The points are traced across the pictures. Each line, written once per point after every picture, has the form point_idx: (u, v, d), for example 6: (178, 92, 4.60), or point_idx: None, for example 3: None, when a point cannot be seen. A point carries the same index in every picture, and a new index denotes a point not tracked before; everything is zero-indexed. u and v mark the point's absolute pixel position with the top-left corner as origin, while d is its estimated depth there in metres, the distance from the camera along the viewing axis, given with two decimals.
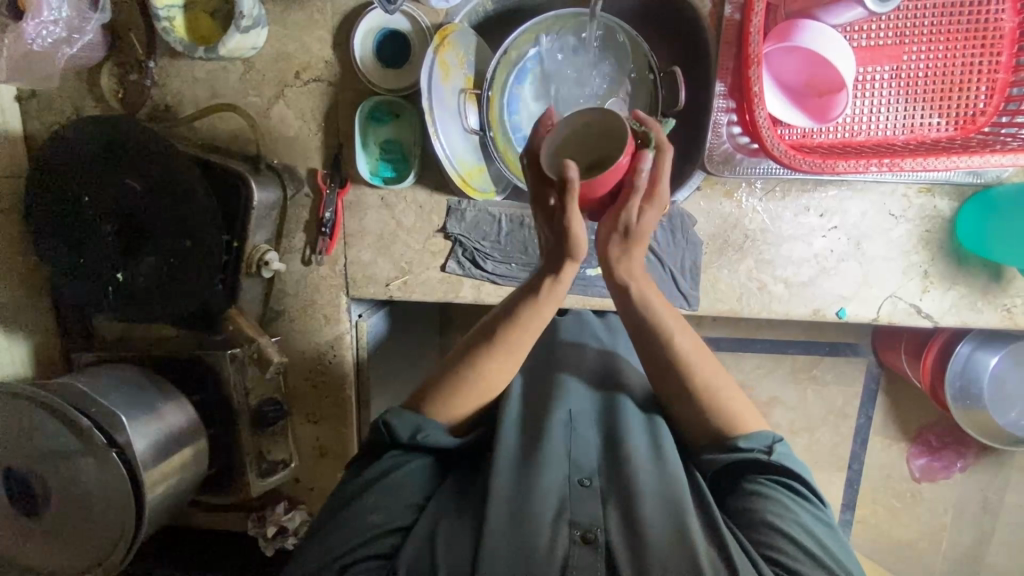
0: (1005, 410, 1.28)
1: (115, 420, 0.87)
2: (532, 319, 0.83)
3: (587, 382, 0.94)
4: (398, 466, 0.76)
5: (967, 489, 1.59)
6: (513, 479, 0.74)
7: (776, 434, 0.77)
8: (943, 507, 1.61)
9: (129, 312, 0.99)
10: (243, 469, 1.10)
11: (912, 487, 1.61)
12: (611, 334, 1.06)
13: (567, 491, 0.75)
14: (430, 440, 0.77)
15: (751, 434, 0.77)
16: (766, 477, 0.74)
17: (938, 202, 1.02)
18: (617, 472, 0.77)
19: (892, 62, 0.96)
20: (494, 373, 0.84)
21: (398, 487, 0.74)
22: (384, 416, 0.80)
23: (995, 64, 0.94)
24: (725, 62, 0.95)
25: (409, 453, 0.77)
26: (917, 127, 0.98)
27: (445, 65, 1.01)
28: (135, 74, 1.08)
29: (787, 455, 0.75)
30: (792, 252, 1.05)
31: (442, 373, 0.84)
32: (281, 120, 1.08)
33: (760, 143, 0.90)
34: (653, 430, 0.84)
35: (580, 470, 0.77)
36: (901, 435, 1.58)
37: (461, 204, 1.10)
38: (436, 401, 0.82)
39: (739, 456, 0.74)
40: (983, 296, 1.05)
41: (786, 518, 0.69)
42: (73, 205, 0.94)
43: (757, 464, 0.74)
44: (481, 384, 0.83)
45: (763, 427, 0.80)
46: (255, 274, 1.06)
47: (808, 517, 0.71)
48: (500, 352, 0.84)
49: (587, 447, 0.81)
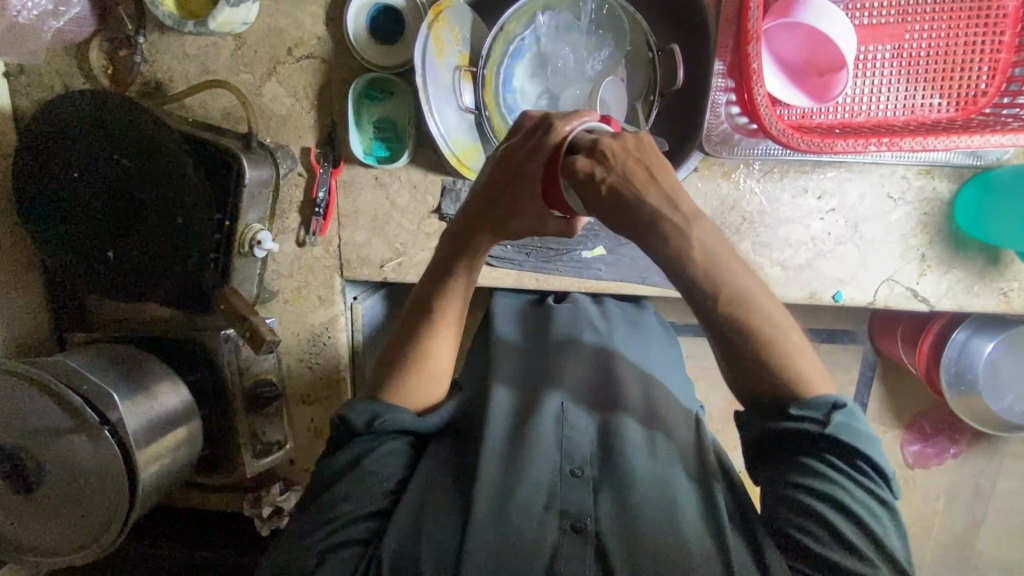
0: (999, 397, 1.28)
1: (108, 398, 0.86)
2: (461, 279, 0.83)
3: (585, 368, 0.92)
4: (369, 446, 0.74)
5: (959, 476, 1.60)
6: (504, 467, 0.75)
7: (842, 401, 0.65)
8: (935, 494, 1.62)
9: (124, 292, 0.99)
10: (238, 450, 1.12)
11: (905, 473, 1.62)
12: (607, 321, 1.04)
13: (558, 480, 0.74)
14: (386, 425, 0.75)
15: (807, 399, 0.66)
16: (817, 449, 0.65)
17: (937, 185, 1.01)
18: (611, 461, 0.77)
19: (894, 41, 0.95)
20: (440, 354, 0.82)
21: (380, 464, 0.74)
22: (339, 409, 0.78)
23: (997, 43, 0.93)
24: (724, 40, 0.93)
25: (389, 433, 0.76)
26: (918, 108, 0.97)
27: (439, 41, 0.99)
28: (124, 50, 1.06)
29: (847, 426, 0.64)
30: (789, 234, 1.05)
31: (395, 359, 0.82)
32: (273, 98, 1.07)
33: (758, 122, 0.88)
34: (645, 418, 0.84)
35: (572, 460, 0.77)
36: (896, 421, 1.59)
37: (456, 183, 1.09)
38: (394, 385, 0.81)
39: (784, 428, 0.65)
40: (980, 279, 1.04)
41: (829, 501, 0.63)
42: (66, 181, 0.93)
43: (809, 436, 0.64)
44: (433, 366, 0.82)
45: (831, 389, 0.68)
46: (248, 254, 1.02)
47: (860, 503, 0.63)
48: (439, 330, 0.82)
49: (580, 436, 0.80)
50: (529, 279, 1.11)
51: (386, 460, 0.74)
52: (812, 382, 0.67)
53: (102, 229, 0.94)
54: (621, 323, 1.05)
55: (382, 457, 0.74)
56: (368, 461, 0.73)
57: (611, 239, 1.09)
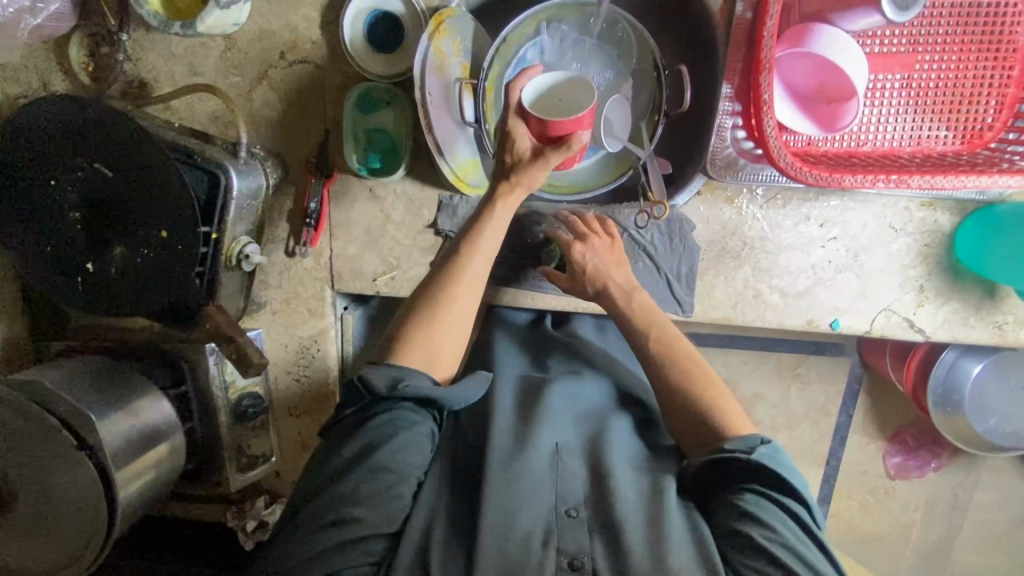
0: (983, 418, 1.31)
1: (85, 419, 0.83)
2: (490, 224, 0.86)
3: (578, 407, 0.91)
4: (387, 412, 0.73)
5: (938, 488, 1.63)
6: (497, 499, 0.69)
7: (763, 436, 0.74)
8: (915, 505, 1.65)
9: (103, 307, 0.94)
10: (221, 465, 1.10)
11: (886, 483, 1.64)
12: (601, 355, 1.04)
13: (552, 519, 0.69)
14: (409, 390, 0.74)
15: (736, 438, 0.75)
16: (754, 485, 0.70)
17: (939, 218, 1.01)
18: (605, 499, 0.72)
19: (904, 71, 0.93)
20: (463, 307, 0.82)
21: (394, 445, 0.71)
22: (360, 370, 0.76)
23: (1006, 78, 0.92)
24: (734, 62, 0.90)
25: (408, 399, 0.74)
26: (924, 139, 0.95)
27: (441, 53, 0.95)
28: (106, 47, 1.01)
29: (772, 457, 0.72)
30: (789, 261, 1.04)
31: (415, 308, 0.81)
32: (264, 103, 1.02)
33: (767, 153, 0.86)
34: (641, 462, 0.82)
35: (566, 500, 0.72)
36: (880, 434, 1.61)
37: (453, 199, 1.05)
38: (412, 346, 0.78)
39: (720, 457, 0.72)
40: (975, 312, 1.04)
41: (773, 533, 0.66)
42: (37, 190, 0.89)
43: (744, 467, 0.71)
44: (457, 314, 0.81)
45: (752, 432, 0.78)
46: (235, 268, 0.98)
47: (797, 538, 0.67)
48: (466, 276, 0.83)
49: (572, 477, 0.76)
50: (525, 297, 1.09)
51: (397, 455, 0.71)
52: (729, 407, 0.80)
53: (80, 241, 0.90)
54: (615, 356, 1.06)
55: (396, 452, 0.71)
56: (377, 453, 0.70)
57: None
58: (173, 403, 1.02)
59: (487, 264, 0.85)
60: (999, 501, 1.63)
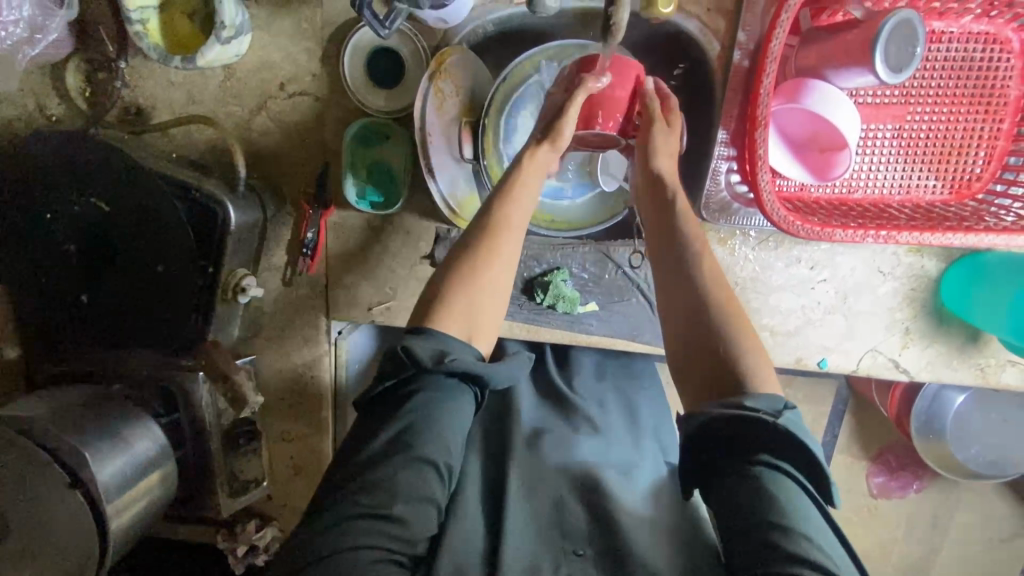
0: (966, 447, 1.33)
1: (78, 455, 0.80)
2: (517, 201, 0.83)
3: (576, 442, 0.92)
4: (430, 387, 0.67)
5: (920, 508, 1.66)
6: (509, 537, 0.70)
7: (788, 401, 0.67)
8: (897, 522, 1.67)
9: (100, 336, 0.97)
10: (213, 493, 1.04)
11: (869, 502, 1.66)
12: (603, 410, 1.03)
13: (560, 557, 0.71)
14: (455, 365, 0.68)
15: (761, 394, 0.67)
16: (771, 454, 0.63)
17: (925, 263, 1.03)
18: (611, 537, 0.73)
19: (895, 122, 0.95)
20: (498, 272, 0.78)
21: (436, 425, 0.65)
22: (405, 340, 0.69)
23: (996, 130, 0.94)
24: (730, 109, 0.92)
25: (454, 375, 0.68)
26: (912, 188, 0.97)
27: (440, 94, 0.97)
28: (104, 73, 1.00)
29: (796, 423, 0.64)
30: (779, 302, 1.05)
31: (454, 264, 0.78)
32: (263, 132, 1.02)
33: (759, 207, 0.87)
34: (644, 498, 0.83)
35: (573, 538, 0.74)
36: (864, 453, 1.64)
37: (451, 232, 1.05)
38: (449, 315, 0.73)
39: (741, 412, 0.64)
40: (959, 355, 1.07)
41: (791, 519, 0.58)
42: (35, 223, 0.91)
43: (764, 428, 0.63)
44: (498, 283, 0.78)
45: (776, 390, 0.70)
46: (230, 300, 0.98)
47: (812, 518, 0.60)
48: (503, 232, 0.80)
49: (576, 512, 0.78)
50: (520, 329, 1.10)
51: (437, 444, 0.65)
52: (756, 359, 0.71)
53: (77, 273, 0.93)
54: (618, 416, 1.04)
55: (435, 443, 0.65)
56: (418, 442, 0.64)
57: (603, 295, 1.07)
58: (165, 433, 0.97)
59: (522, 224, 0.82)
60: (980, 521, 1.65)
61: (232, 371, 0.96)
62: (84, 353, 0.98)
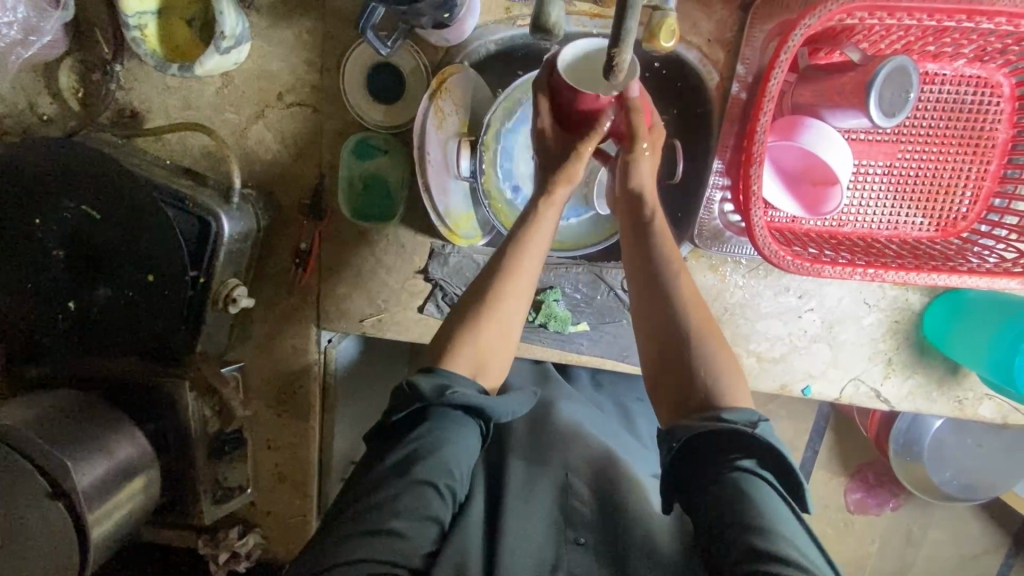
0: (940, 470, 1.37)
1: (59, 463, 0.77)
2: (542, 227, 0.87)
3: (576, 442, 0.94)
4: (435, 421, 0.68)
5: (895, 524, 1.69)
6: (516, 525, 0.71)
7: (761, 414, 0.68)
8: (871, 537, 1.70)
9: (85, 342, 0.96)
10: (196, 498, 1.04)
11: (846, 518, 1.69)
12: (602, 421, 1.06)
13: (560, 542, 0.71)
14: (458, 398, 0.70)
15: (735, 408, 0.68)
16: (745, 456, 0.64)
17: (910, 296, 1.05)
18: (613, 530, 0.73)
19: (885, 159, 0.97)
20: (510, 313, 0.81)
21: (439, 454, 0.66)
22: (409, 376, 0.73)
23: (983, 172, 0.96)
24: (726, 140, 0.95)
25: (455, 407, 0.70)
26: (900, 225, 1.00)
27: (440, 113, 0.97)
28: (98, 74, 0.99)
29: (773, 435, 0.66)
30: (767, 329, 1.07)
31: (466, 302, 0.82)
32: (259, 141, 1.01)
33: (751, 240, 0.89)
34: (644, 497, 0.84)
35: (575, 525, 0.73)
36: (843, 470, 1.67)
37: (446, 248, 1.05)
38: (457, 354, 0.77)
39: (721, 427, 0.65)
40: (938, 387, 1.09)
41: (770, 522, 0.58)
42: (20, 226, 0.90)
43: (741, 436, 0.64)
44: (503, 319, 0.81)
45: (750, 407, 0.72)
46: (220, 310, 0.96)
47: (787, 514, 0.60)
48: (518, 276, 0.82)
49: (579, 500, 0.78)
50: None
51: (438, 468, 0.66)
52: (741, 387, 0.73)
53: (66, 279, 0.92)
54: (615, 428, 1.07)
55: (436, 467, 0.66)
56: (419, 467, 0.65)
57: (595, 315, 1.08)
58: (148, 440, 0.96)
59: (540, 257, 0.85)
60: (952, 539, 1.69)
61: (220, 385, 0.99)
62: (68, 358, 0.97)
